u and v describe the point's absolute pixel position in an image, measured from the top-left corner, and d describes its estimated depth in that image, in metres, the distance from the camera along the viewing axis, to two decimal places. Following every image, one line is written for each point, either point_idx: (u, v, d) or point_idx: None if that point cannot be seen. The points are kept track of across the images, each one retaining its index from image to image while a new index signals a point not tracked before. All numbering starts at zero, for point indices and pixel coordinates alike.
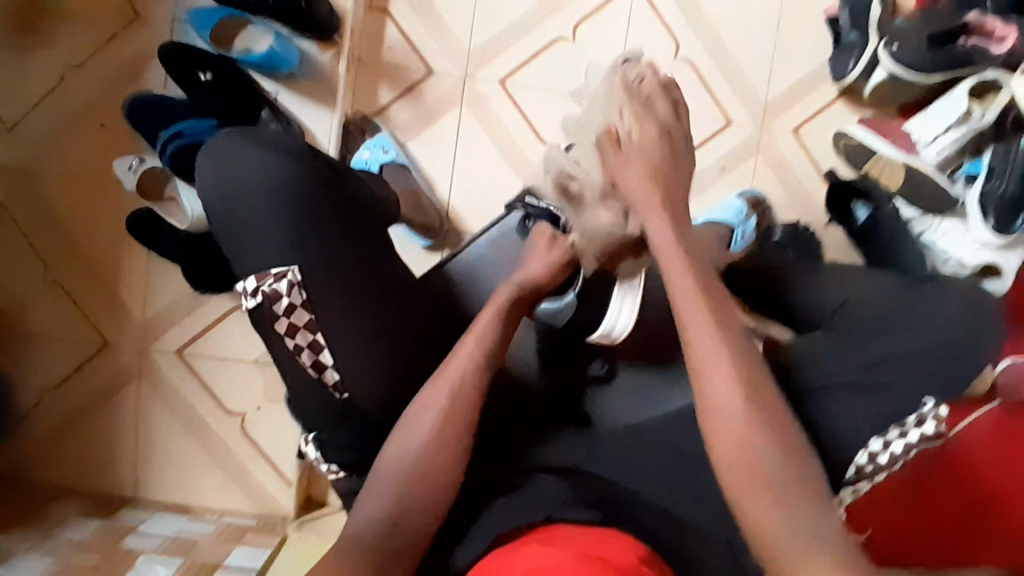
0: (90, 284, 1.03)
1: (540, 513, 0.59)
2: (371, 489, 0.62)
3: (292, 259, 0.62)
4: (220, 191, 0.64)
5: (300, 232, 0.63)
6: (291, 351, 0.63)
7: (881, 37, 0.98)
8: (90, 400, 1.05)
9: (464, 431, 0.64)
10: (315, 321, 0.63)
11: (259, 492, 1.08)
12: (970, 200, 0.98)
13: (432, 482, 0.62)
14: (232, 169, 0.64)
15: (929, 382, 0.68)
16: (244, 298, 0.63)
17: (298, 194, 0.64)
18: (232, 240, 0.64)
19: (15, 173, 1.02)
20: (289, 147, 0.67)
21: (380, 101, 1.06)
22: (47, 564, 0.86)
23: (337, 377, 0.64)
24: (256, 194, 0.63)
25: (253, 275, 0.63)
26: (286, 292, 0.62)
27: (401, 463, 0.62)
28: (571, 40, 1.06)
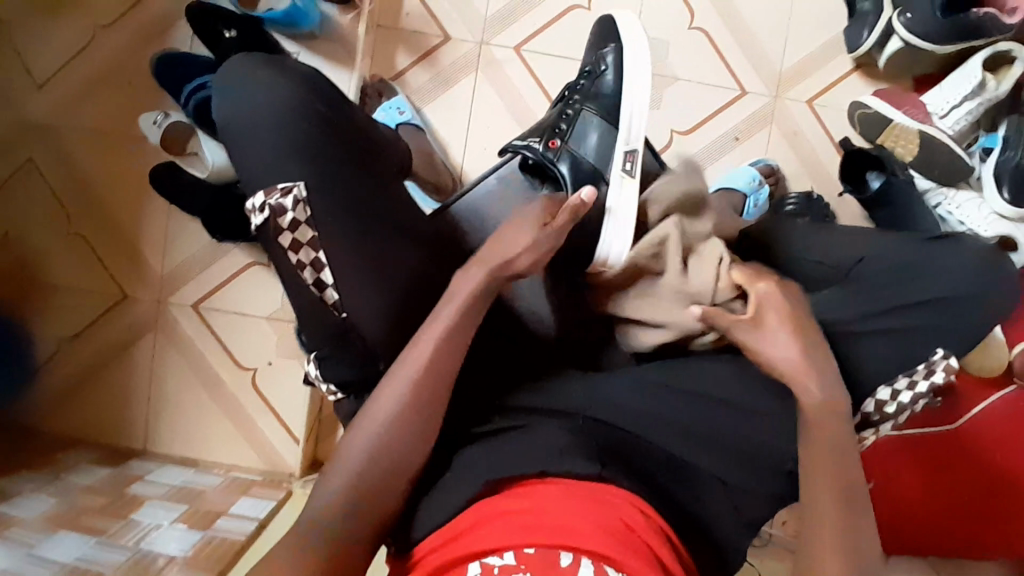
0: (109, 236, 1.06)
1: (535, 465, 0.62)
2: (348, 443, 0.62)
3: (299, 176, 0.67)
4: (230, 115, 0.69)
5: (307, 152, 0.67)
6: (294, 267, 0.68)
7: (896, 6, 0.96)
8: (106, 350, 1.06)
9: (446, 368, 0.64)
10: (318, 239, 0.67)
11: (267, 448, 1.09)
12: (985, 172, 0.98)
13: (405, 445, 0.62)
14: (241, 98, 0.69)
15: (944, 335, 0.73)
16: (251, 214, 0.67)
17: (305, 115, 0.69)
18: (255, 170, 0.68)
19: (42, 125, 1.05)
20: (291, 70, 0.71)
21: (397, 65, 1.09)
22: (53, 503, 0.87)
23: (337, 297, 0.69)
24: (258, 114, 0.68)
25: (261, 191, 0.67)
26: (291, 206, 0.66)
27: (382, 418, 0.62)
28: (587, 9, 1.07)
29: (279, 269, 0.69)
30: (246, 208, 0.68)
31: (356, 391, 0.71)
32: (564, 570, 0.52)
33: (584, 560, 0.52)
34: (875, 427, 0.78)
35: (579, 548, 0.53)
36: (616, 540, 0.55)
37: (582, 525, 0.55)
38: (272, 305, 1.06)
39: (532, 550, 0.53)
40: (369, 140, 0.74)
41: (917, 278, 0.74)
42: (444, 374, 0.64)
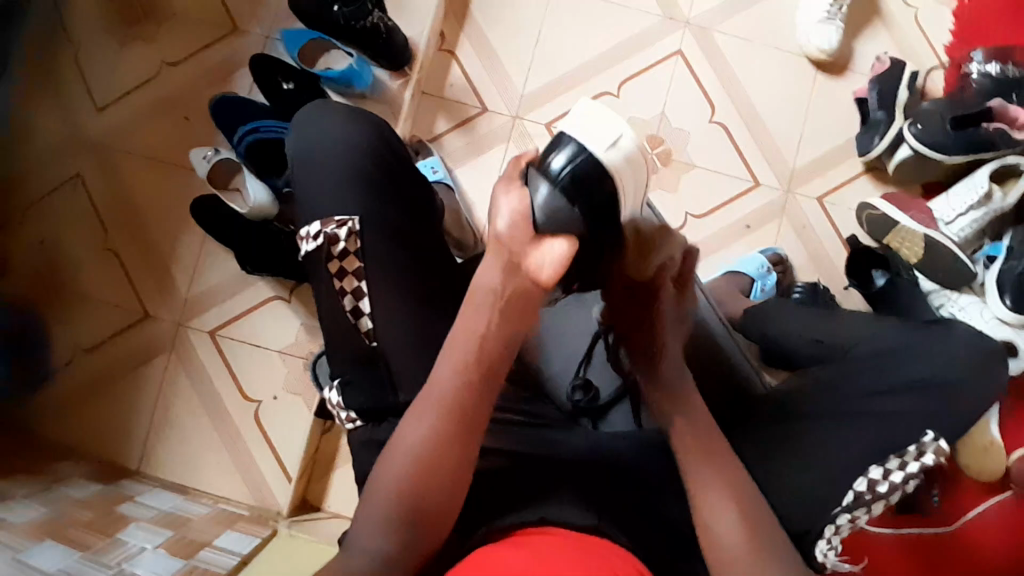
0: (143, 257, 1.10)
1: (534, 513, 0.63)
2: (375, 478, 0.59)
3: (354, 211, 0.77)
4: (298, 143, 0.82)
5: (361, 185, 0.78)
6: (337, 292, 0.76)
7: (906, 117, 1.05)
8: (120, 366, 1.09)
9: (462, 417, 0.58)
10: (362, 269, 0.76)
11: (258, 482, 1.07)
12: (989, 279, 1.01)
13: (436, 484, 0.57)
14: (310, 130, 0.82)
15: (937, 420, 0.72)
16: (304, 242, 0.78)
17: (362, 149, 0.80)
18: (313, 198, 0.79)
19: (98, 148, 1.12)
20: (356, 111, 0.84)
21: (436, 130, 1.16)
22: (42, 512, 0.86)
23: (371, 326, 0.75)
24: (324, 143, 0.80)
25: (317, 222, 0.77)
26: (344, 235, 0.76)
27: (402, 458, 0.58)
28: (616, 96, 1.15)
29: (321, 295, 0.77)
30: (301, 237, 0.78)
31: (373, 417, 0.74)
32: None
33: None
34: (864, 511, 0.68)
35: None
36: None
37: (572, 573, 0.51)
38: (286, 339, 1.08)
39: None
40: (419, 182, 0.84)
41: (906, 359, 0.75)
42: (466, 412, 0.58)
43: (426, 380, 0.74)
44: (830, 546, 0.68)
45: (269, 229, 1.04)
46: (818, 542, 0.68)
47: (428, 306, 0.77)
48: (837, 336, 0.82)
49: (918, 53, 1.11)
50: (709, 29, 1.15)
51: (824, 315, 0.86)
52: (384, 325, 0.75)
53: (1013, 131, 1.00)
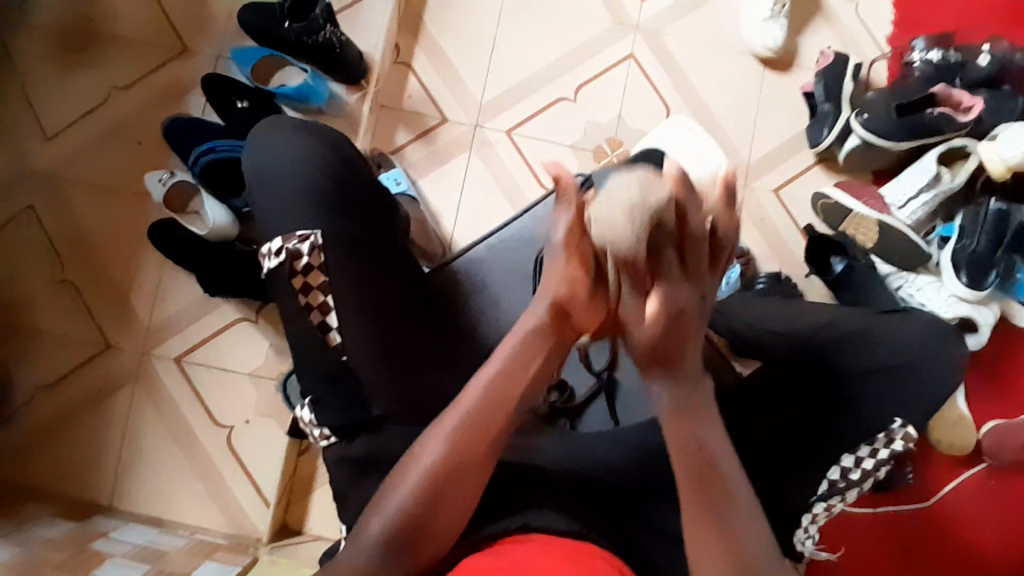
0: (102, 287, 1.08)
1: (516, 520, 0.62)
2: (380, 501, 0.59)
3: (316, 227, 0.77)
4: (259, 162, 0.81)
5: (324, 202, 0.78)
6: (303, 308, 0.75)
7: (853, 108, 1.09)
8: (84, 400, 1.05)
9: (475, 444, 0.58)
10: (328, 283, 0.75)
11: (235, 509, 1.04)
12: (944, 259, 1.04)
13: (440, 510, 0.57)
14: (273, 149, 0.81)
15: (904, 405, 0.75)
16: (267, 258, 0.77)
17: (323, 167, 0.80)
18: (276, 218, 0.78)
19: (49, 178, 1.09)
20: (318, 131, 0.84)
21: (396, 142, 1.16)
22: (9, 555, 0.83)
23: (340, 339, 0.74)
24: (286, 161, 0.80)
25: (278, 239, 0.76)
26: (308, 251, 0.75)
27: (414, 481, 0.58)
28: (573, 101, 1.17)
29: (286, 313, 0.76)
30: (263, 253, 0.77)
31: (348, 433, 0.72)
32: None
33: None
34: (840, 499, 0.72)
35: None
36: None
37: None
38: (256, 362, 1.07)
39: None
40: (380, 195, 0.84)
41: (874, 343, 0.77)
42: (480, 439, 0.59)
43: (400, 391, 0.74)
44: (808, 535, 0.72)
45: (232, 249, 1.02)
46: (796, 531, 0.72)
47: (398, 317, 0.77)
48: (808, 318, 0.81)
49: (860, 46, 1.16)
50: (660, 31, 1.18)
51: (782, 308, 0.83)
52: (355, 338, 0.75)
53: (959, 115, 1.04)
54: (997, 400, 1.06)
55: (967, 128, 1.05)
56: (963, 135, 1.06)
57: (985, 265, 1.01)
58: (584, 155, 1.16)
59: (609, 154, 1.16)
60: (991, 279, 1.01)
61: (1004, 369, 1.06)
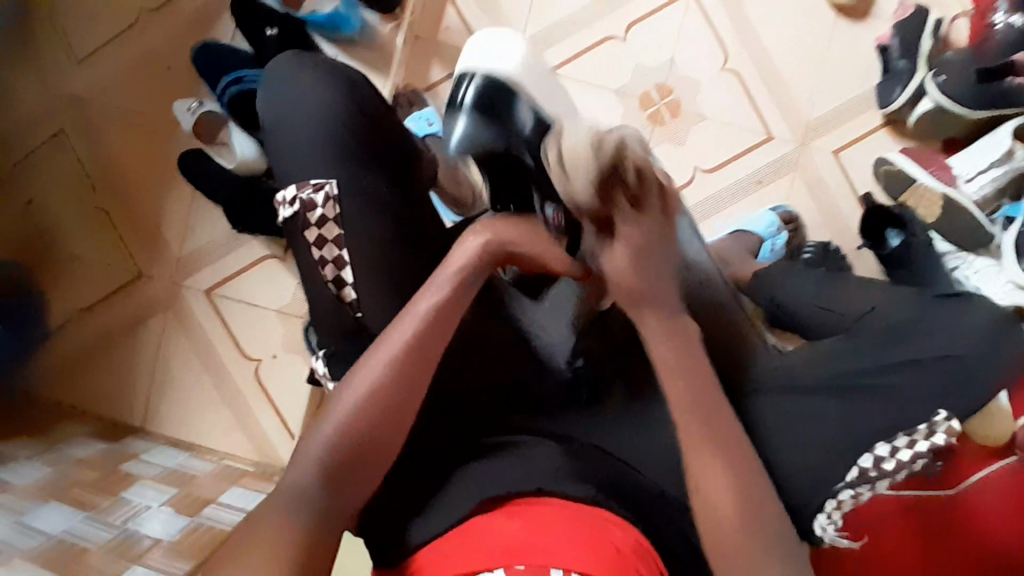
0: (132, 215, 1.08)
1: (531, 483, 0.60)
2: (318, 426, 0.58)
3: (331, 176, 0.73)
4: (275, 103, 0.77)
5: (340, 150, 0.74)
6: (317, 263, 0.72)
7: (930, 68, 0.98)
8: (116, 326, 1.08)
9: (411, 369, 0.59)
10: (343, 237, 0.72)
11: (260, 438, 1.08)
12: (1006, 241, 0.94)
13: (375, 438, 0.58)
14: (287, 91, 0.77)
15: (943, 394, 0.64)
16: (282, 207, 0.74)
17: (341, 113, 0.75)
18: (290, 166, 0.75)
19: (79, 101, 1.08)
20: (337, 72, 0.78)
21: (431, 78, 1.10)
22: (43, 473, 0.88)
23: (354, 296, 0.72)
24: (303, 104, 0.76)
25: (294, 185, 0.73)
26: (321, 201, 0.72)
27: (349, 404, 0.58)
28: (622, 40, 1.09)
29: (302, 265, 0.74)
30: (279, 202, 0.75)
31: None
32: None
33: None
34: (868, 489, 0.64)
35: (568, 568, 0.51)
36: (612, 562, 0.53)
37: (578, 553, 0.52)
38: (284, 298, 1.07)
39: (522, 567, 0.51)
40: (402, 148, 0.79)
41: (926, 328, 0.67)
42: (417, 369, 0.59)
43: None
44: (831, 521, 0.65)
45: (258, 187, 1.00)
46: (817, 517, 0.65)
47: (422, 279, 0.74)
48: (854, 304, 0.73)
49: None
50: None
51: (829, 279, 0.79)
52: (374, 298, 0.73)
53: None
54: None
55: None
56: None
57: None
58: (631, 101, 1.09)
59: (657, 102, 1.09)
60: None
61: None
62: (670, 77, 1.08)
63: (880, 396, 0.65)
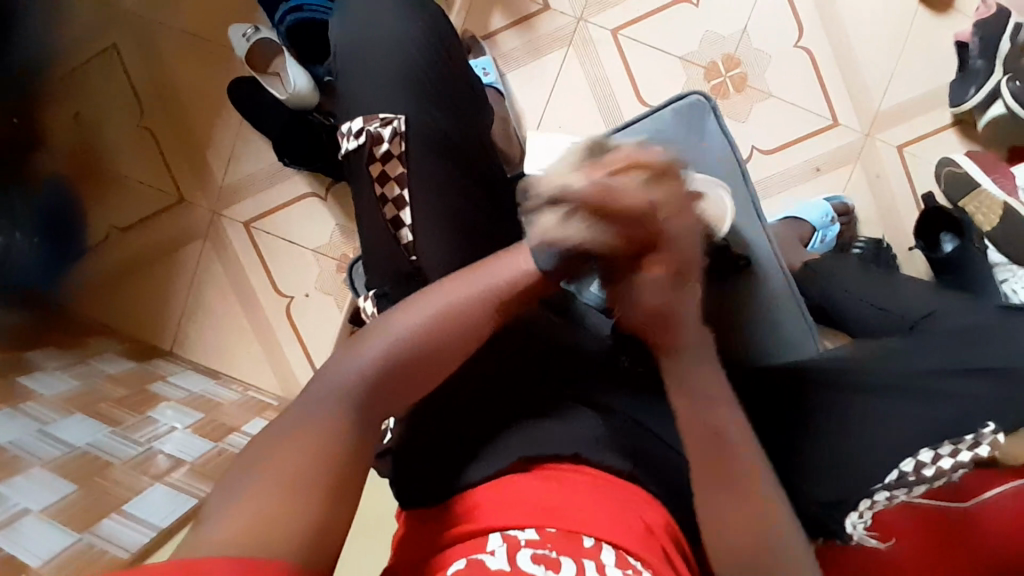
0: (177, 137, 1.07)
1: (568, 447, 0.58)
2: (351, 351, 0.53)
3: (401, 111, 0.71)
4: (352, 29, 0.75)
5: (415, 85, 0.72)
6: (378, 201, 0.71)
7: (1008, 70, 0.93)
8: (153, 248, 1.08)
9: (465, 320, 0.54)
10: (405, 177, 0.71)
11: (286, 373, 1.08)
12: None
13: (414, 370, 0.53)
14: (366, 19, 0.75)
15: (1001, 406, 0.65)
16: (347, 138, 0.72)
17: (420, 47, 0.74)
18: (350, 103, 0.73)
19: (134, 15, 1.06)
20: (416, 5, 0.77)
21: (490, 26, 1.07)
22: (74, 385, 0.89)
23: (411, 239, 0.71)
24: (383, 33, 0.74)
25: (361, 118, 0.72)
26: (389, 136, 0.70)
27: (400, 328, 0.53)
28: (694, 5, 1.04)
29: (356, 203, 0.73)
30: (343, 132, 0.73)
31: None
32: (585, 552, 0.48)
33: (606, 546, 0.49)
34: (905, 492, 0.63)
35: (600, 535, 0.50)
36: (639, 536, 0.51)
37: (609, 524, 0.51)
38: (321, 237, 1.06)
39: (554, 530, 0.50)
40: (472, 90, 0.78)
41: (986, 340, 0.70)
42: (476, 316, 0.54)
43: None
44: (862, 519, 0.63)
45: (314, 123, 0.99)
46: (850, 512, 0.63)
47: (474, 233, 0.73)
48: (912, 306, 0.77)
49: None
50: None
51: (885, 278, 0.82)
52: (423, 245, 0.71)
53: None
54: None
55: None
56: None
57: None
58: (694, 70, 1.05)
59: (722, 74, 1.05)
60: None
61: None
62: (740, 49, 1.04)
63: (940, 403, 0.66)
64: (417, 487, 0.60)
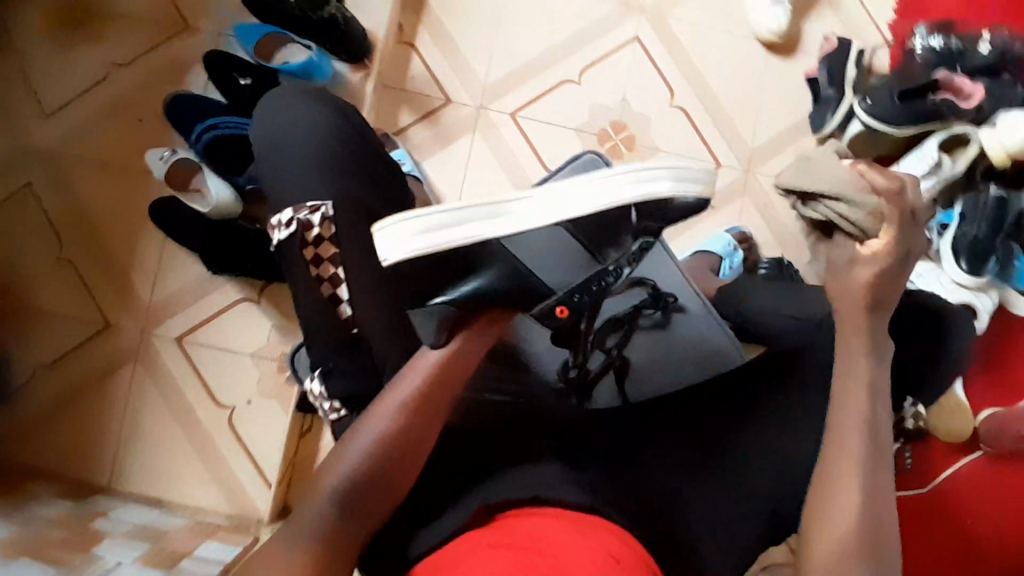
0: (100, 265, 1.06)
1: (527, 490, 0.59)
2: (319, 484, 0.59)
3: (326, 196, 0.75)
4: (267, 135, 0.80)
5: (339, 169, 0.77)
6: (314, 279, 0.74)
7: (856, 93, 1.09)
8: (83, 381, 1.04)
9: (414, 424, 0.61)
10: (338, 256, 0.74)
11: (236, 490, 1.03)
12: (943, 245, 1.04)
13: (390, 474, 0.60)
14: (280, 122, 0.80)
15: (909, 381, 0.75)
16: (277, 230, 0.75)
17: (337, 135, 0.79)
18: (281, 191, 0.77)
19: (44, 155, 1.08)
20: (323, 98, 0.82)
21: (400, 123, 1.16)
22: (7, 532, 0.81)
23: (350, 312, 0.74)
24: (300, 131, 0.79)
25: (289, 209, 0.75)
26: (318, 221, 0.74)
27: (359, 449, 0.60)
28: (578, 83, 1.17)
29: (296, 280, 0.75)
30: (273, 226, 0.76)
31: (358, 406, 0.73)
32: None
33: None
34: None
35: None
36: (611, 568, 0.50)
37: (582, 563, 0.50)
38: (258, 341, 1.05)
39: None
40: (390, 162, 0.83)
41: (880, 327, 0.76)
42: (425, 411, 0.62)
43: None
44: None
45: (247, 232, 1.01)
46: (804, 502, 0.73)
47: None
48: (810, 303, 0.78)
49: (861, 35, 1.16)
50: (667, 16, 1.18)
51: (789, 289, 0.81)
52: (365, 312, 0.74)
53: (961, 101, 1.05)
54: (996, 386, 1.06)
55: (968, 115, 1.05)
56: (963, 122, 1.06)
57: (985, 252, 1.01)
58: (590, 138, 1.17)
59: (613, 138, 1.17)
60: (990, 265, 1.02)
61: (999, 360, 1.06)
62: (624, 115, 1.17)
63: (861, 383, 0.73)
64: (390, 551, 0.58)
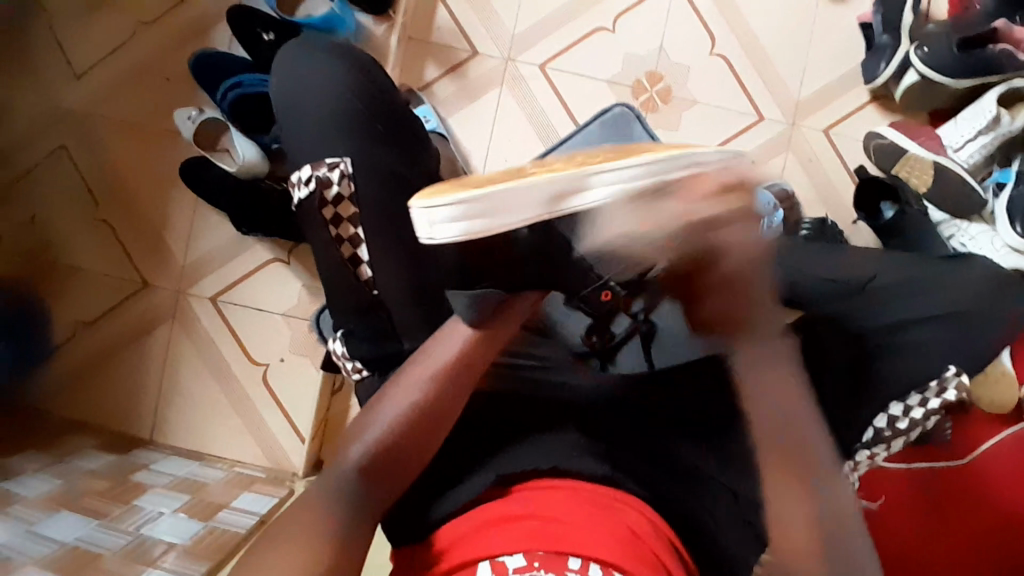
0: (133, 225, 1.08)
1: (546, 461, 0.58)
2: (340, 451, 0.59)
3: (346, 152, 0.74)
4: (286, 92, 0.79)
5: (356, 127, 0.75)
6: (334, 240, 0.74)
7: (912, 41, 1.00)
8: (123, 338, 1.08)
9: (441, 399, 0.61)
10: (358, 216, 0.74)
11: (270, 444, 1.06)
12: (998, 206, 0.97)
13: (402, 448, 0.59)
14: (299, 79, 0.78)
15: (954, 353, 0.71)
16: (298, 186, 0.75)
17: (355, 92, 0.77)
18: (300, 155, 0.77)
19: (76, 115, 1.09)
20: (345, 53, 0.80)
21: (425, 77, 1.13)
22: (54, 484, 0.85)
23: (371, 274, 0.73)
24: (317, 88, 0.77)
25: (308, 166, 0.74)
26: (337, 178, 0.73)
27: (382, 420, 0.59)
28: (611, 31, 1.11)
29: (317, 244, 0.75)
30: (293, 182, 0.75)
31: (379, 366, 0.72)
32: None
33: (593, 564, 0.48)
34: (883, 447, 0.69)
35: (587, 555, 0.49)
36: (624, 546, 0.50)
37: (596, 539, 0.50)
38: (288, 301, 1.07)
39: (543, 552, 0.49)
40: (413, 118, 0.81)
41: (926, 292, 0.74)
42: (456, 387, 0.62)
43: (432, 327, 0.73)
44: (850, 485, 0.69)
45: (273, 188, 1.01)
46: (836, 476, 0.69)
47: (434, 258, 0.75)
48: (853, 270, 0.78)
49: None
50: None
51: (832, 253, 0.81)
52: (383, 280, 0.73)
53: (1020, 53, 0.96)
54: None
55: None
56: None
57: None
58: (623, 91, 1.11)
59: (648, 90, 1.11)
60: None
61: None
62: (660, 65, 1.11)
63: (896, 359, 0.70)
64: (403, 520, 0.59)
